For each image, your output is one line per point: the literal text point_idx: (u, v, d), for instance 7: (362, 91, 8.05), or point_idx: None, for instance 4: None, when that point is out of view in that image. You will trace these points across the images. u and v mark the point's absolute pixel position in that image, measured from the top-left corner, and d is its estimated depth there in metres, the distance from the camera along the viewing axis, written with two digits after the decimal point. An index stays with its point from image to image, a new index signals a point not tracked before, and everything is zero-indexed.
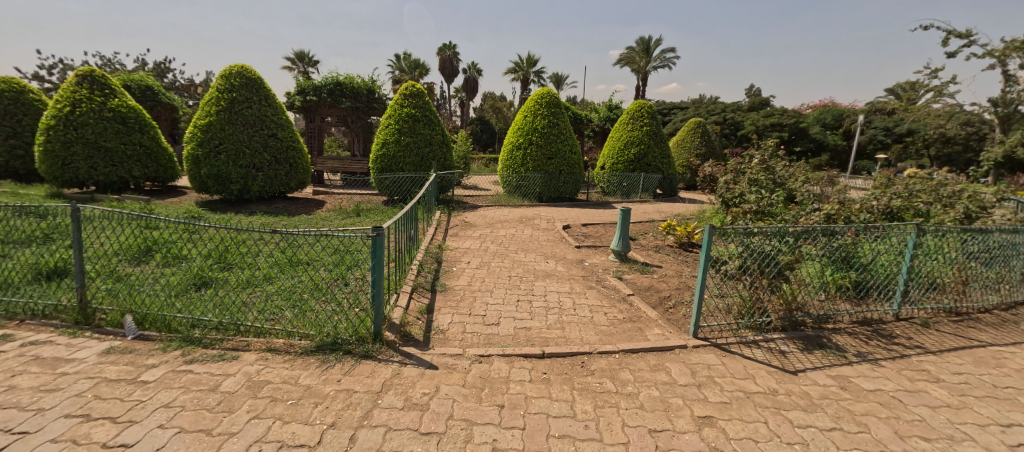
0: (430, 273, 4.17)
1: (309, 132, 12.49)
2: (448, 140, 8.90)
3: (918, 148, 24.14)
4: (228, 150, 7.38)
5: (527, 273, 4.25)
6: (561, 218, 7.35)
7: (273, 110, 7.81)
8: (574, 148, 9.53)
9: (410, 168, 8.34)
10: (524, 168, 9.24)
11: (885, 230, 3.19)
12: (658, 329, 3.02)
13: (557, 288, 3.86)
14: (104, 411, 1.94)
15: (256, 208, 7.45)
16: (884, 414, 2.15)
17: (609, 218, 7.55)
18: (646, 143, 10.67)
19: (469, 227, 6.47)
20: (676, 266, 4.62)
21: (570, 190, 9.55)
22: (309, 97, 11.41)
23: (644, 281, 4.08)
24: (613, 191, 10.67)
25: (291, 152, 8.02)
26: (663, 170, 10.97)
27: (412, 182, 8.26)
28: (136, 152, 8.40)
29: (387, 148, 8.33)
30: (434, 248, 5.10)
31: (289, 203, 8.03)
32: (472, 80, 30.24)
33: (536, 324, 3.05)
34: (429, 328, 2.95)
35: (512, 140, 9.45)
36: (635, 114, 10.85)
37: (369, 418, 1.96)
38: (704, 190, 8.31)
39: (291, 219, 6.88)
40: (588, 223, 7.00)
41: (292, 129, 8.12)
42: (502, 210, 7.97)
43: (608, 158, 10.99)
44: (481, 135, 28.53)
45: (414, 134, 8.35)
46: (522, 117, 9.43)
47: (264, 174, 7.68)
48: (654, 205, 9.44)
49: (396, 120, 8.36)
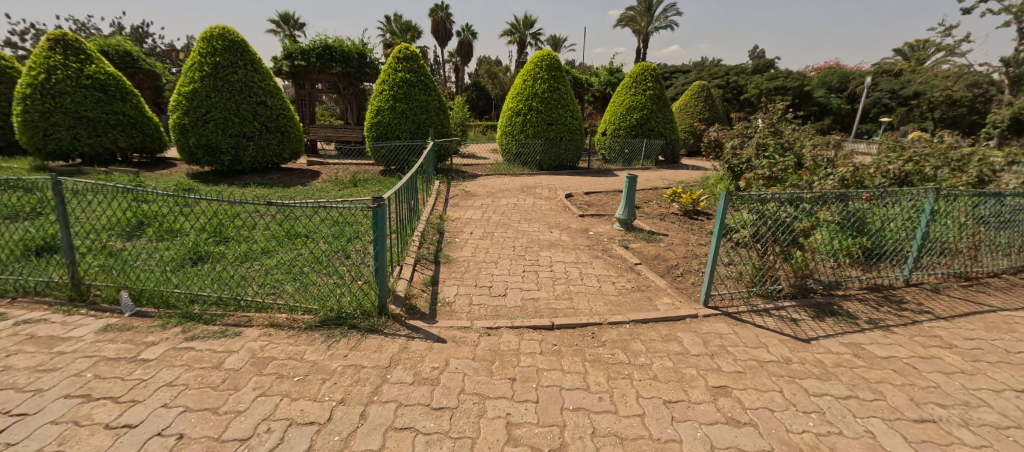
0: (432, 244, 4.08)
1: (300, 100, 12.07)
2: (445, 107, 8.60)
3: (922, 111, 23.75)
4: (216, 119, 7.11)
5: (532, 243, 4.17)
6: (563, 187, 7.21)
7: (261, 75, 7.47)
8: (576, 114, 9.25)
9: (407, 135, 8.09)
10: (524, 135, 9.00)
11: (902, 196, 3.10)
12: (667, 298, 2.97)
13: (563, 258, 3.78)
14: (105, 391, 1.89)
15: (250, 179, 7.26)
16: (899, 382, 2.12)
17: (611, 186, 7.42)
18: (649, 108, 10.38)
19: (470, 197, 6.33)
20: (682, 234, 4.55)
21: (571, 157, 9.35)
22: (297, 62, 10.92)
23: (651, 250, 4.02)
24: (614, 158, 10.48)
25: (282, 120, 7.74)
26: (666, 136, 10.73)
27: (409, 151, 8.04)
28: (119, 121, 8.09)
29: (382, 115, 8.05)
30: (435, 218, 4.98)
31: (283, 174, 7.82)
32: (467, 44, 29.13)
33: (544, 295, 3.00)
34: (435, 300, 2.89)
35: (511, 105, 9.15)
36: (638, 77, 10.49)
37: (379, 393, 1.91)
38: (708, 156, 8.14)
39: (286, 190, 6.70)
40: (591, 191, 6.87)
41: (281, 96, 7.81)
42: (502, 179, 7.81)
43: (610, 123, 10.73)
44: (477, 102, 27.80)
45: (410, 100, 8.05)
46: (521, 81, 9.08)
47: (255, 144, 7.44)
48: (656, 173, 9.28)
49: (391, 85, 8.02)
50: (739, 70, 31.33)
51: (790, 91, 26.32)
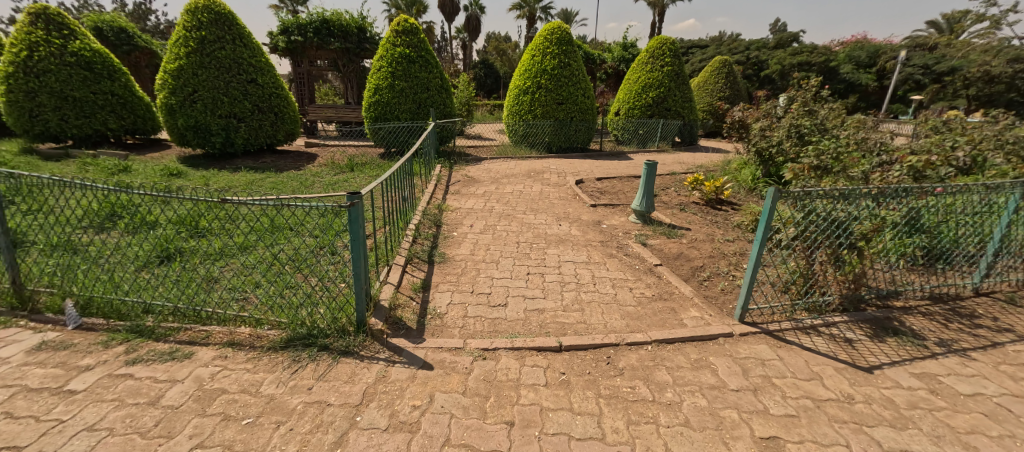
0: (427, 240, 3.68)
1: (299, 77, 11.56)
2: (448, 85, 8.08)
3: (956, 87, 22.40)
4: (204, 99, 6.72)
5: (538, 238, 3.75)
6: (573, 172, 6.73)
7: (250, 51, 7.03)
8: (587, 92, 8.64)
9: (407, 116, 7.62)
10: (531, 115, 8.44)
11: (981, 191, 2.60)
12: (695, 310, 2.54)
13: (573, 257, 3.35)
14: (10, 438, 1.53)
15: (242, 163, 6.89)
16: (996, 433, 1.69)
17: (625, 171, 6.91)
18: (666, 85, 9.71)
19: (473, 183, 5.90)
20: (706, 229, 4.08)
21: (582, 139, 8.80)
22: (294, 37, 10.40)
23: (672, 248, 3.57)
24: (628, 140, 9.89)
25: (275, 99, 7.32)
26: (684, 116, 10.08)
27: (409, 132, 7.58)
28: (108, 101, 7.76)
29: (381, 94, 7.56)
30: (433, 208, 4.57)
31: (278, 157, 7.44)
32: (474, 19, 28.08)
33: (551, 306, 2.59)
34: (424, 311, 2.49)
35: (518, 82, 8.57)
36: (655, 51, 9.79)
37: (343, 445, 1.53)
38: (731, 137, 7.53)
39: (279, 175, 6.33)
40: (603, 177, 6.39)
41: (273, 73, 7.38)
42: (508, 163, 7.33)
43: (623, 102, 10.09)
44: (485, 80, 26.95)
45: (410, 77, 7.53)
46: (529, 56, 8.47)
47: (246, 125, 7.04)
48: (673, 156, 8.71)
49: (389, 61, 7.49)
50: (759, 45, 29.84)
51: (814, 68, 25.02)
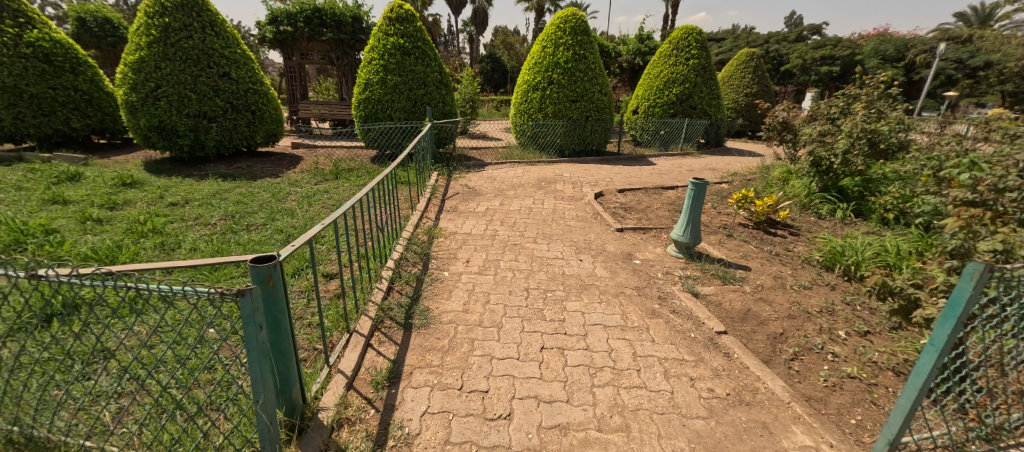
0: (409, 283, 2.80)
1: (290, 71, 10.73)
2: (449, 80, 7.16)
3: (990, 83, 21.13)
4: (169, 95, 5.91)
5: (554, 284, 2.86)
6: (590, 181, 5.85)
7: (224, 41, 6.18)
8: (605, 88, 7.70)
9: (401, 115, 6.74)
10: (542, 114, 7.52)
11: None
12: (802, 434, 1.64)
13: (602, 318, 2.45)
14: None
15: (214, 168, 6.07)
16: None
17: (650, 181, 6.01)
18: (692, 81, 8.73)
19: (475, 196, 5.04)
20: (768, 268, 3.17)
21: (598, 141, 7.86)
22: (282, 28, 9.56)
23: (734, 300, 2.66)
24: (649, 142, 8.93)
25: (252, 96, 6.48)
26: (711, 114, 9.09)
27: (403, 134, 6.70)
28: (70, 97, 7.00)
29: (371, 90, 6.68)
30: (422, 234, 3.71)
31: (257, 160, 6.62)
32: (481, 11, 27.10)
33: (579, 420, 1.69)
34: (383, 433, 1.61)
35: (527, 77, 7.65)
36: (679, 42, 8.81)
37: None
38: (771, 140, 6.57)
39: (251, 183, 5.50)
40: (625, 189, 5.49)
41: (251, 67, 6.53)
42: (515, 169, 6.47)
43: (643, 100, 9.13)
44: (492, 75, 26.03)
45: (405, 71, 6.64)
46: (540, 48, 7.55)
47: (218, 125, 6.21)
48: (700, 161, 7.78)
49: (381, 52, 6.60)
50: (779, 38, 28.57)
51: (837, 62, 23.80)
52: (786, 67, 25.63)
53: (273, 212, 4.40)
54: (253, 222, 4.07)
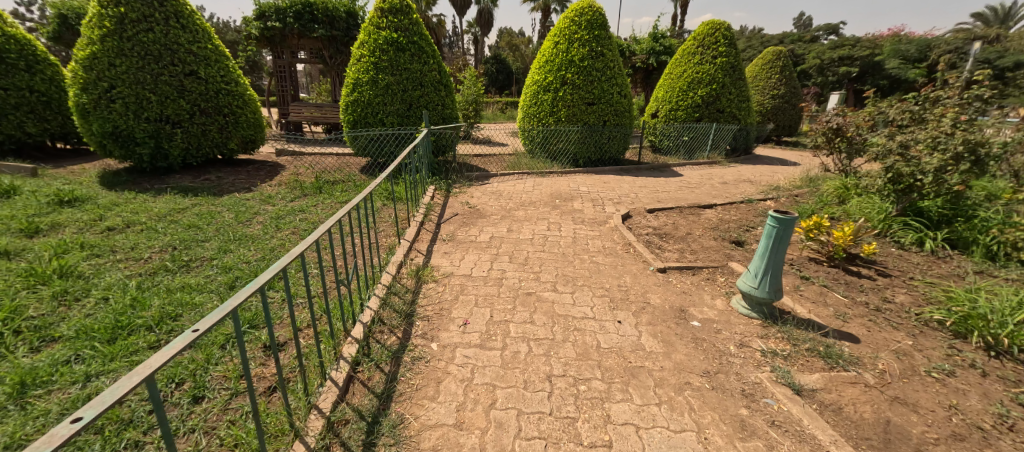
0: (380, 367, 1.95)
1: (279, 71, 9.93)
2: (449, 79, 6.33)
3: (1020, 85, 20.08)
4: (125, 97, 5.11)
5: (587, 368, 1.99)
6: (613, 198, 4.99)
7: (192, 35, 5.37)
8: (624, 89, 6.85)
9: (394, 120, 5.91)
10: (553, 118, 6.66)
11: None
12: None
13: (669, 442, 1.59)
14: None
15: (177, 180, 5.28)
16: None
17: (682, 198, 5.14)
18: (720, 81, 7.88)
19: (477, 217, 4.19)
20: (880, 337, 2.29)
21: (616, 148, 6.98)
22: (270, 23, 8.79)
23: (860, 402, 1.79)
24: (671, 149, 8.05)
25: (225, 98, 5.67)
26: (740, 119, 8.21)
27: (396, 141, 5.87)
28: (24, 99, 6.22)
29: (360, 91, 5.86)
30: (408, 277, 2.86)
31: (231, 170, 5.81)
32: (487, 12, 26.31)
33: None
34: None
35: (537, 77, 6.80)
36: (705, 38, 7.97)
37: None
38: (824, 147, 5.72)
39: (215, 200, 4.69)
40: (656, 208, 4.62)
41: (225, 65, 5.72)
42: (524, 182, 5.64)
43: (664, 103, 8.28)
44: (496, 76, 25.23)
45: (399, 69, 5.81)
46: (551, 44, 6.72)
47: (183, 131, 5.41)
48: (731, 172, 6.90)
49: (372, 49, 5.78)
50: (794, 38, 27.57)
51: (857, 63, 22.82)
52: (802, 68, 24.64)
53: (228, 241, 3.57)
54: (198, 255, 3.24)
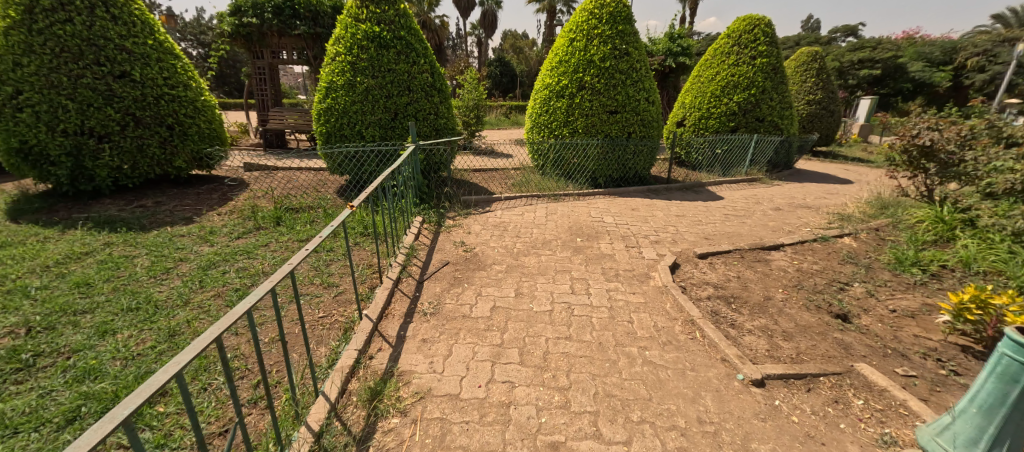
0: None
1: (258, 72, 8.90)
2: (445, 82, 5.27)
3: None
4: (34, 103, 4.07)
5: None
6: (649, 235, 3.90)
7: (125, 28, 4.35)
8: (652, 95, 5.78)
9: (375, 132, 4.85)
10: (568, 130, 5.59)
11: None
12: None
13: None
14: None
15: (102, 208, 4.24)
16: None
17: (736, 235, 4.04)
18: (759, 86, 6.80)
19: (474, 269, 3.11)
20: None
21: (643, 164, 5.88)
22: (246, 19, 7.79)
23: None
24: (704, 164, 6.92)
25: (168, 105, 4.65)
26: (781, 129, 7.13)
27: (377, 158, 4.80)
28: None
29: (334, 96, 4.79)
30: (357, 399, 1.79)
31: (176, 192, 4.77)
32: (491, 14, 25.31)
33: None
34: None
35: (548, 81, 5.74)
36: (742, 36, 6.91)
37: None
38: (916, 168, 4.64)
39: (138, 238, 3.64)
40: (710, 252, 3.51)
41: (170, 64, 4.69)
42: (535, 210, 4.56)
43: (693, 110, 7.21)
44: (501, 79, 24.23)
45: (382, 70, 4.76)
46: (565, 41, 5.67)
47: (113, 146, 4.38)
48: (779, 194, 5.78)
49: (349, 45, 4.74)
50: (811, 41, 26.43)
51: (879, 65, 21.58)
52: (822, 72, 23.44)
53: (117, 313, 2.51)
54: (55, 344, 2.18)
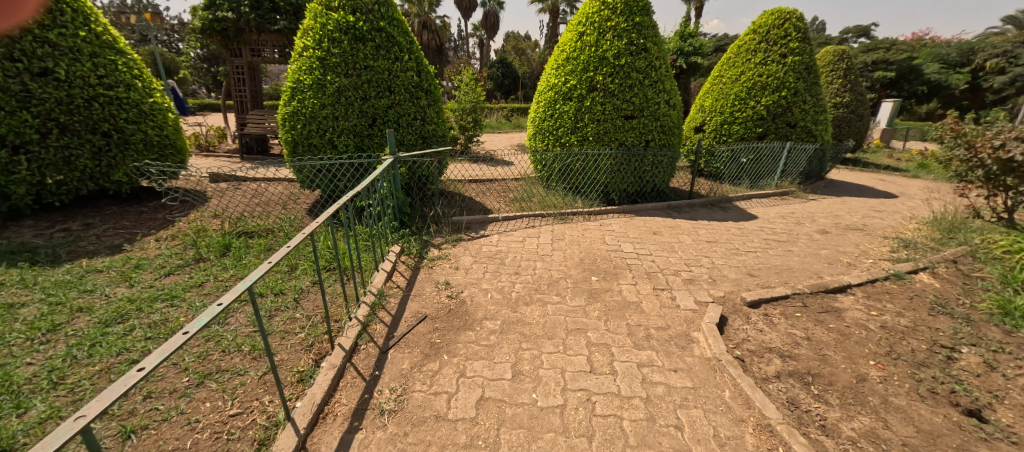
0: None
1: (236, 72, 8.17)
2: (433, 82, 4.52)
3: None
4: None
5: None
6: (681, 273, 3.13)
7: (49, 17, 3.64)
8: (674, 97, 5.02)
9: (350, 141, 4.11)
10: (577, 138, 4.85)
11: None
12: None
13: None
14: None
15: (13, 233, 3.50)
16: None
17: (787, 272, 3.27)
18: (791, 87, 6.04)
19: (457, 327, 2.35)
20: None
21: (663, 177, 5.11)
22: (220, 14, 7.07)
23: None
24: (728, 174, 6.14)
25: (103, 108, 3.93)
26: (814, 136, 6.36)
27: (352, 172, 4.05)
28: None
29: (300, 98, 4.04)
30: None
31: (114, 212, 4.04)
32: (493, 15, 24.58)
33: None
34: None
35: (554, 81, 4.99)
36: (771, 31, 6.14)
37: None
38: (998, 186, 3.92)
39: (41, 274, 2.91)
40: (763, 299, 2.74)
41: (107, 60, 3.98)
42: (538, 235, 3.80)
43: (715, 114, 6.44)
44: (503, 81, 23.51)
45: (357, 68, 4.02)
46: (573, 35, 4.92)
47: (33, 157, 3.66)
48: (821, 211, 5.00)
49: (317, 37, 3.99)
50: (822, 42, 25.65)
51: (893, 67, 20.87)
52: None
53: None
54: None
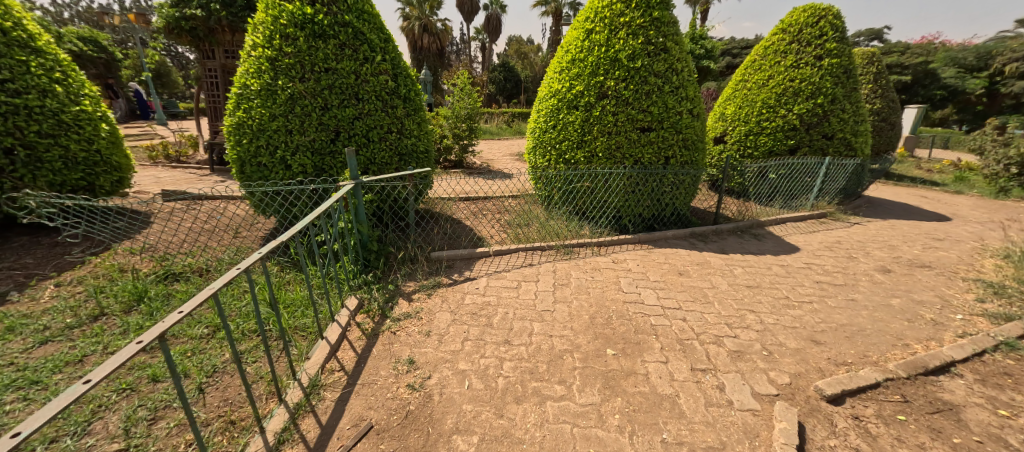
0: None
1: (210, 75, 7.48)
2: (412, 87, 3.78)
3: None
4: None
5: None
6: (726, 341, 2.36)
7: None
8: (697, 104, 4.27)
9: (308, 159, 3.37)
10: (584, 154, 4.10)
11: None
12: None
13: None
14: None
15: None
16: None
17: (861, 337, 2.49)
18: (828, 93, 5.28)
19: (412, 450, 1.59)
20: None
21: (684, 198, 4.35)
22: (188, 11, 6.36)
23: None
24: (756, 192, 5.36)
25: (6, 120, 3.21)
26: (853, 148, 5.59)
27: (309, 197, 3.31)
28: None
29: (247, 107, 3.31)
30: None
31: (19, 245, 3.30)
32: (496, 18, 24.00)
33: None
34: None
35: (556, 87, 4.25)
36: (804, 29, 5.39)
37: None
38: None
39: None
40: (847, 391, 1.97)
41: (14, 61, 3.27)
42: (536, 279, 3.04)
43: (739, 123, 5.67)
44: (505, 85, 22.88)
45: (316, 70, 3.30)
46: (579, 33, 4.19)
47: None
48: (873, 241, 4.22)
49: (267, 32, 3.26)
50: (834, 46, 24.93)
51: (908, 71, 20.43)
52: None
53: None
54: None
